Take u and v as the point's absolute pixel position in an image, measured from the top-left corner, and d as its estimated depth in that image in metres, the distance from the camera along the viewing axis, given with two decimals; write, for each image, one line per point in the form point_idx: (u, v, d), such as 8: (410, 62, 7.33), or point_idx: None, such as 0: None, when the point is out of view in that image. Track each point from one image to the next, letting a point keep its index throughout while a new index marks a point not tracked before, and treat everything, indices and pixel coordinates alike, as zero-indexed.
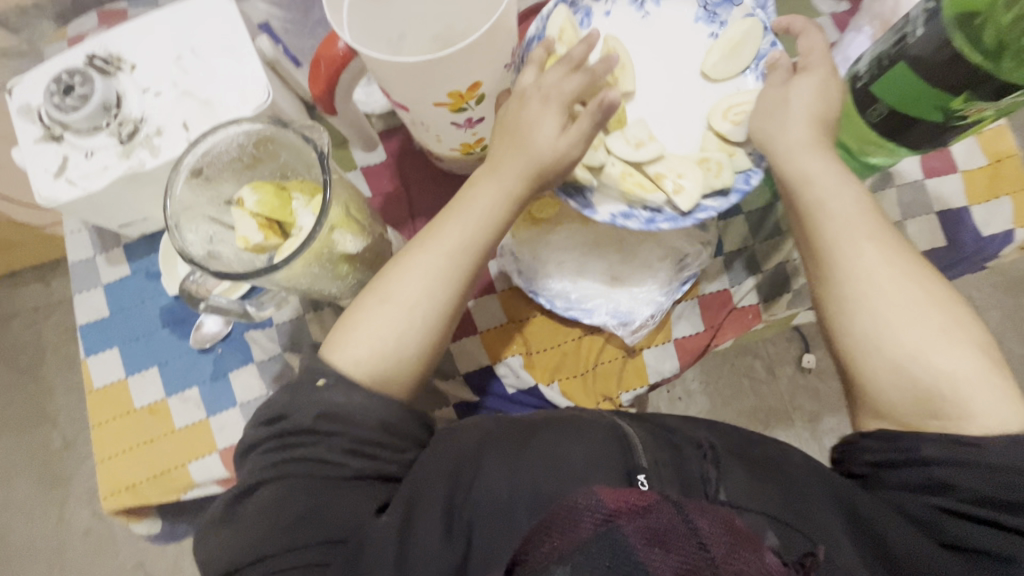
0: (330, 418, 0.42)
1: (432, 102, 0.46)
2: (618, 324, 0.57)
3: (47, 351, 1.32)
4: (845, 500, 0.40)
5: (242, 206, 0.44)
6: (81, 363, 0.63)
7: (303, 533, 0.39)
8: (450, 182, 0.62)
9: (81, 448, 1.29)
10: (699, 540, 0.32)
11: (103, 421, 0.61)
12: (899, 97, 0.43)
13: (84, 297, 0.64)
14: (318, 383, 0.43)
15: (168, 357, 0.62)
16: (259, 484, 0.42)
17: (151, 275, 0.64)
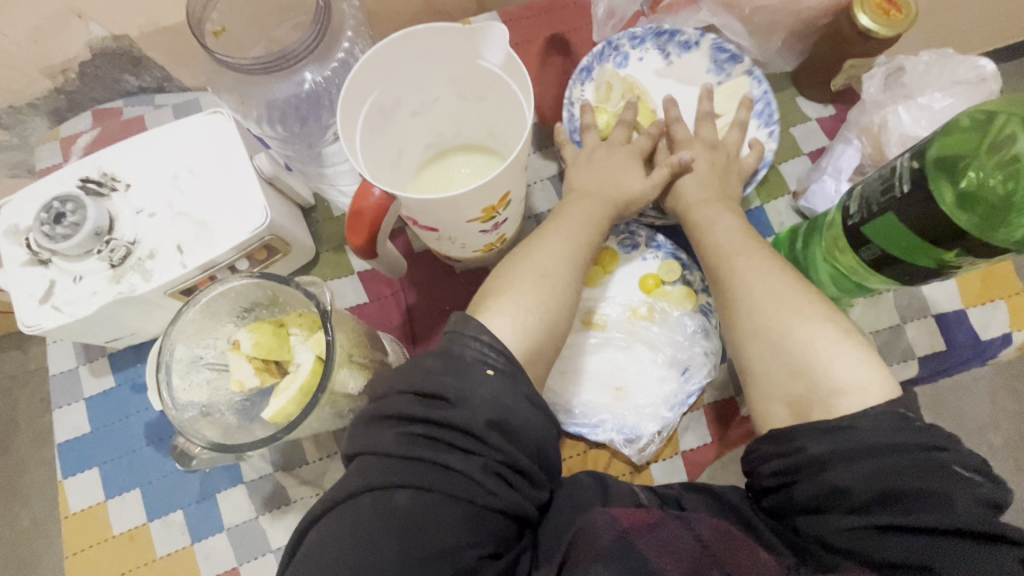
0: (501, 424, 0.37)
1: (463, 219, 0.45)
2: (625, 439, 0.55)
3: (20, 426, 1.20)
4: (789, 524, 0.39)
5: (240, 350, 0.42)
6: (57, 485, 0.59)
7: (406, 550, 0.34)
8: (448, 288, 0.62)
9: (49, 530, 1.15)
10: (699, 539, 0.37)
11: (78, 550, 0.57)
12: (891, 243, 0.41)
13: (63, 413, 0.61)
14: (489, 373, 0.39)
15: (152, 476, 0.59)
16: (368, 487, 0.36)
17: (138, 386, 0.61)
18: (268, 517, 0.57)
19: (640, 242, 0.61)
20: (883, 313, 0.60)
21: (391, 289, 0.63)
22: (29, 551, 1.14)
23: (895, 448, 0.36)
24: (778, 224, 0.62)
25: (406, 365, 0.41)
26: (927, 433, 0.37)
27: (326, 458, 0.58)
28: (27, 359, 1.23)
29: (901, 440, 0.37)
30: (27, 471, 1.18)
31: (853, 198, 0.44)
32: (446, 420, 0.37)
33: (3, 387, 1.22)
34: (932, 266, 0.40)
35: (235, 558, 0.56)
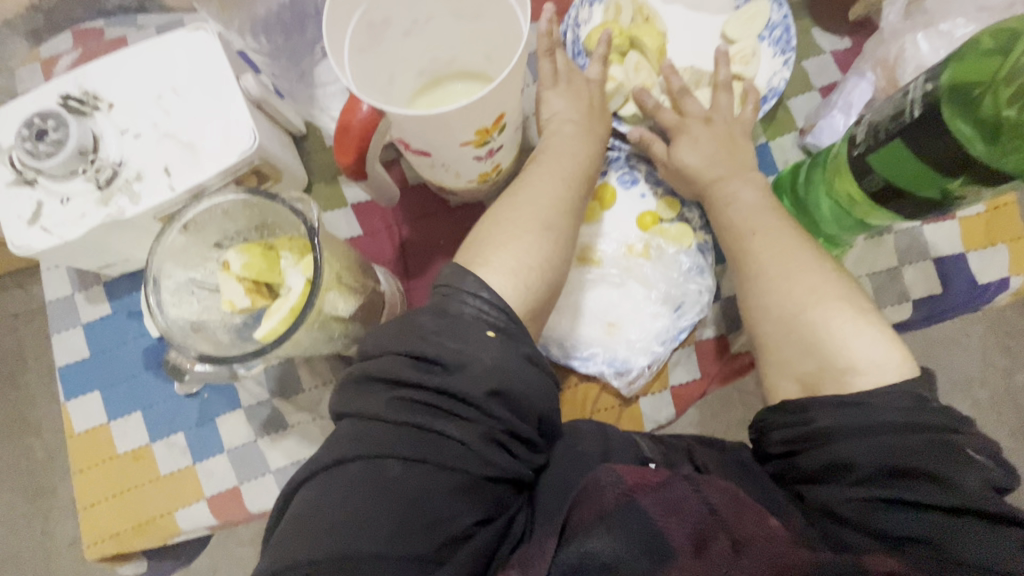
0: (503, 385, 0.38)
1: (457, 142, 0.44)
2: (617, 372, 0.56)
3: (29, 360, 1.22)
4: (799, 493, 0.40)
5: (231, 273, 0.42)
6: (60, 406, 0.61)
7: (399, 518, 0.34)
8: (443, 221, 0.62)
9: (65, 459, 1.20)
10: (707, 504, 0.36)
11: (85, 467, 0.59)
12: (893, 173, 0.40)
13: (63, 339, 0.62)
14: (489, 334, 0.39)
15: (152, 400, 0.60)
16: (360, 454, 0.36)
17: (134, 314, 0.62)
18: (266, 440, 0.59)
19: (639, 178, 0.60)
20: (882, 256, 0.59)
21: (385, 222, 0.62)
22: (42, 478, 1.19)
23: (907, 427, 0.37)
24: (782, 162, 0.61)
25: (395, 328, 0.40)
26: (941, 415, 0.37)
27: (322, 385, 0.59)
28: (30, 297, 1.24)
29: (920, 421, 0.37)
30: (38, 404, 1.21)
31: (859, 128, 0.43)
32: (445, 387, 0.37)
33: (7, 324, 1.24)
34: (937, 196, 0.39)
35: (236, 477, 0.59)
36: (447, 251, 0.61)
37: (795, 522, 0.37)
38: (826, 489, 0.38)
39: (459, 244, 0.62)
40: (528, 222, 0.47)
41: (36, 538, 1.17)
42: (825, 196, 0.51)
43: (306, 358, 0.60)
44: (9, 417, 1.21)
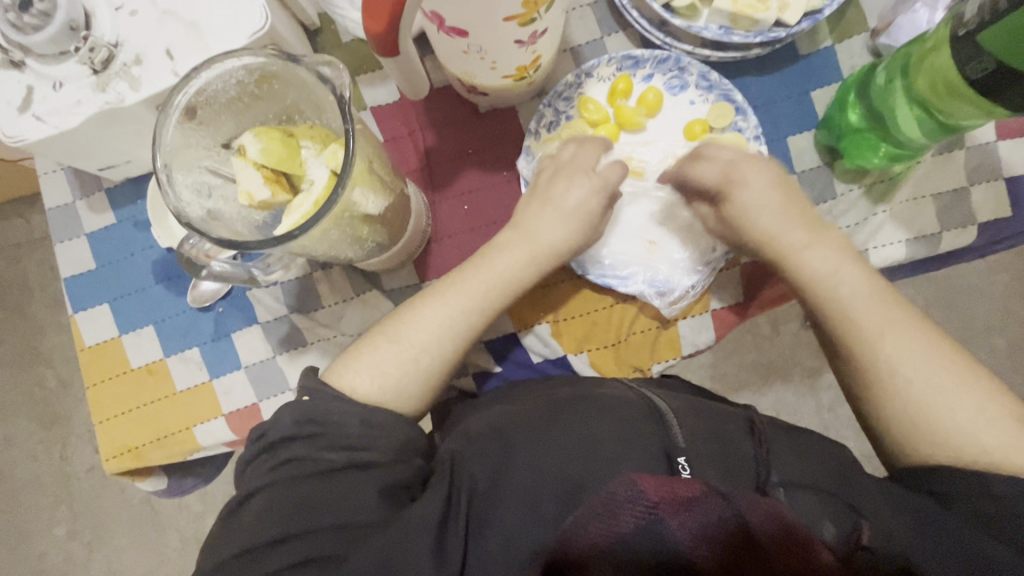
0: (312, 421, 0.41)
1: (500, 16, 0.38)
2: (659, 291, 0.53)
3: (35, 290, 1.20)
4: (845, 496, 0.39)
5: (247, 158, 0.38)
6: (68, 319, 0.58)
7: (300, 522, 0.37)
8: (471, 127, 0.57)
9: (78, 388, 1.19)
10: (744, 530, 0.35)
11: (99, 381, 0.57)
12: (1009, 49, 0.37)
13: (66, 249, 0.58)
14: (304, 398, 0.43)
15: (165, 314, 0.57)
16: (251, 493, 0.39)
17: (140, 223, 0.58)
18: (286, 357, 0.57)
19: (689, 82, 0.55)
20: (950, 175, 0.54)
21: (407, 128, 0.57)
22: (55, 407, 1.19)
23: None
24: (847, 69, 0.55)
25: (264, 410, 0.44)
26: None
27: (343, 302, 0.56)
28: (32, 226, 1.21)
29: None
30: (46, 334, 1.19)
31: (973, 4, 0.40)
32: (324, 433, 0.40)
33: (11, 254, 1.21)
34: None
35: (255, 394, 0.57)
36: (475, 161, 0.57)
37: (869, 531, 0.37)
38: (875, 493, 0.39)
39: (488, 154, 0.57)
40: (407, 313, 0.47)
41: (53, 464, 1.18)
42: (904, 99, 0.46)
43: (326, 273, 0.56)
44: (18, 346, 1.19)
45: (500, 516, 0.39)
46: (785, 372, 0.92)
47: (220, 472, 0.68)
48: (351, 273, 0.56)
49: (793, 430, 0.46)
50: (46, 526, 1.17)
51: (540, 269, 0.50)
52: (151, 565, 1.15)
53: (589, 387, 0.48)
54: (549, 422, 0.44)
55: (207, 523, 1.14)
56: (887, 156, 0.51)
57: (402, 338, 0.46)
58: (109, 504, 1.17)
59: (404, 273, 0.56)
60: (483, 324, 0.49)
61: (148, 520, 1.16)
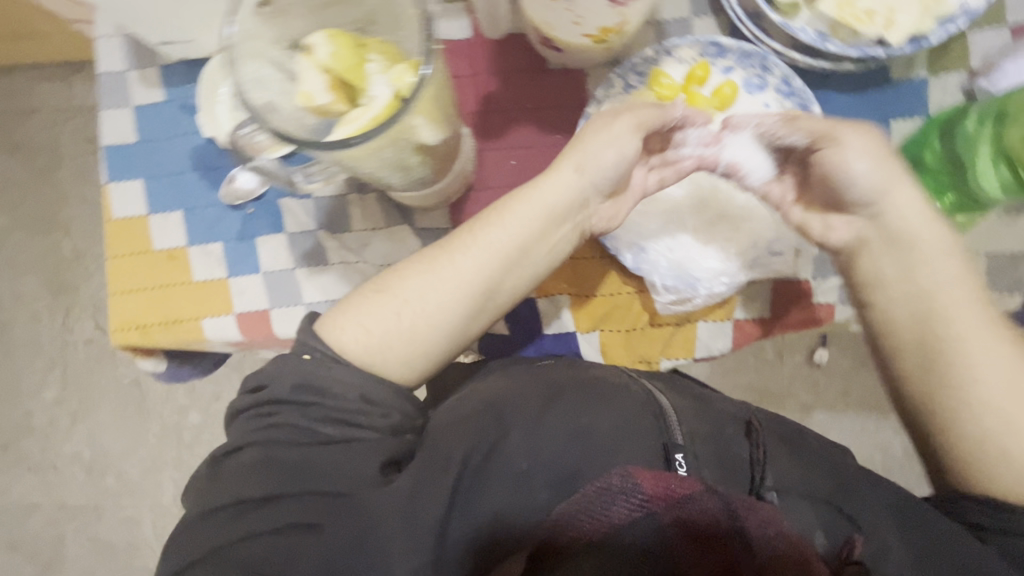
0: (308, 389, 0.42)
1: None
2: (761, 181, 0.49)
3: (65, 157, 1.20)
4: (841, 505, 0.42)
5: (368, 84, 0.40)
6: (101, 187, 0.58)
7: (294, 485, 0.40)
8: (536, 83, 0.55)
9: (88, 262, 1.21)
10: (742, 536, 0.37)
11: (120, 254, 0.58)
12: None
13: (110, 119, 0.58)
14: (304, 356, 0.44)
15: (196, 203, 0.57)
16: (243, 447, 0.42)
17: (187, 108, 0.57)
18: (304, 273, 0.57)
19: (769, 83, 0.53)
20: (1008, 238, 0.53)
21: (471, 69, 0.55)
22: (66, 276, 1.21)
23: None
24: (936, 106, 0.53)
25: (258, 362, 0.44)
26: None
27: (372, 230, 0.56)
28: (72, 94, 1.20)
29: None
30: (69, 204, 1.20)
31: None
32: (319, 402, 0.42)
33: (47, 117, 1.21)
34: None
35: (268, 301, 0.57)
36: (532, 117, 0.55)
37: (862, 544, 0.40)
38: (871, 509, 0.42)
39: (547, 113, 0.55)
40: (450, 238, 0.47)
41: (54, 331, 1.21)
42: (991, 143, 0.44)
43: (361, 198, 0.56)
44: (40, 209, 1.21)
45: (486, 497, 0.42)
46: (778, 400, 0.92)
47: (218, 369, 0.69)
48: (385, 203, 0.56)
49: (794, 430, 0.48)
50: (38, 386, 1.21)
51: (583, 182, 0.45)
52: (128, 446, 1.19)
53: (581, 369, 0.48)
54: (541, 411, 0.44)
55: (188, 418, 1.17)
56: (952, 204, 0.49)
57: (389, 289, 0.46)
58: (100, 378, 1.20)
59: (437, 216, 0.56)
60: (460, 253, 0.46)
61: (134, 403, 1.19)
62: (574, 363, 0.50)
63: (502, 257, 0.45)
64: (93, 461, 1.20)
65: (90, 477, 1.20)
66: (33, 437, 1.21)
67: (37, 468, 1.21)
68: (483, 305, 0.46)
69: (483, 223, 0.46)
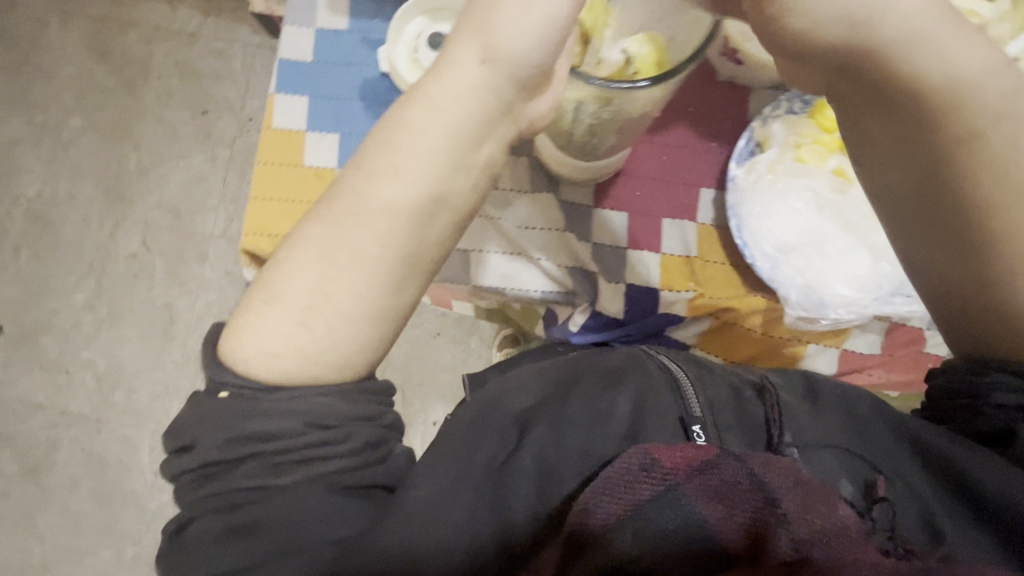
0: (238, 440, 0.37)
1: None
2: None
3: (153, 74, 1.24)
4: (865, 455, 0.40)
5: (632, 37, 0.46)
6: (266, 96, 0.60)
7: (263, 545, 0.36)
8: (704, 89, 0.58)
9: (151, 178, 1.23)
10: (764, 492, 0.35)
11: (270, 162, 0.60)
12: None
13: (291, 35, 0.60)
14: (223, 395, 0.38)
15: (355, 131, 0.59)
16: (194, 517, 0.37)
17: (368, 41, 0.60)
18: None
19: None
20: None
21: None
22: (132, 188, 1.23)
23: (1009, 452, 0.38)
24: None
25: (178, 414, 0.40)
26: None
27: (516, 191, 0.58)
28: (174, 19, 1.25)
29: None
30: (145, 119, 1.23)
31: None
32: (260, 450, 0.37)
33: (144, 34, 1.24)
34: None
35: None
36: (692, 119, 0.58)
37: (884, 488, 0.38)
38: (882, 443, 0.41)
39: (704, 119, 0.58)
40: (378, 161, 0.39)
41: (104, 236, 1.21)
42: None
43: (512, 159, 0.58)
44: (116, 117, 1.23)
45: (519, 491, 0.41)
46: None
47: None
48: (534, 169, 0.58)
49: (843, 394, 0.44)
50: (71, 288, 1.21)
51: (486, 76, 0.38)
52: (145, 365, 1.18)
53: (601, 358, 0.49)
54: (564, 398, 0.45)
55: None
56: None
57: (357, 252, 0.38)
58: (135, 292, 1.20)
59: (582, 191, 0.58)
60: (409, 198, 0.38)
61: (162, 324, 1.19)
62: (612, 375, 0.47)
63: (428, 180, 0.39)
64: (106, 373, 1.19)
65: (99, 388, 1.18)
66: (53, 335, 1.20)
67: (49, 368, 1.19)
68: (410, 269, 0.40)
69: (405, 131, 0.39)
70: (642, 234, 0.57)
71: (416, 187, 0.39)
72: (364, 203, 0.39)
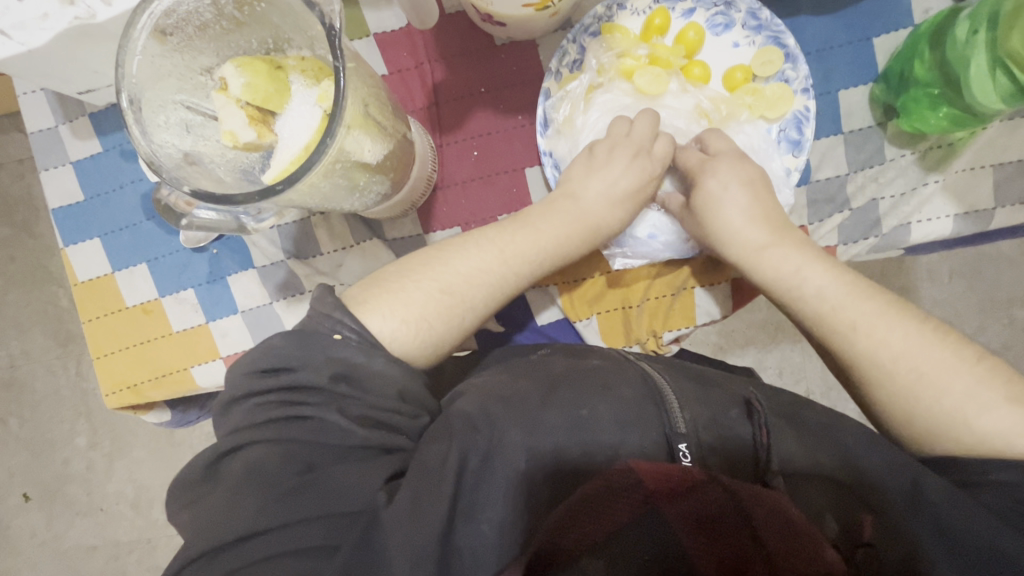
0: (344, 377, 0.38)
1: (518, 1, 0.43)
2: None
3: None
4: (854, 481, 0.37)
5: (319, 89, 0.34)
6: (60, 252, 0.56)
7: (301, 506, 0.35)
8: (485, 64, 0.51)
9: None
10: (748, 519, 0.33)
11: (94, 317, 0.56)
12: (953, 70, 0.42)
13: (53, 178, 0.55)
14: (334, 337, 0.38)
15: (158, 253, 0.55)
16: (252, 440, 0.37)
17: (127, 154, 0.54)
18: (282, 304, 0.55)
19: (735, 20, 0.49)
20: (1013, 145, 0.49)
21: (415, 61, 0.52)
22: (28, 342, 1.06)
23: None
24: (920, 12, 0.48)
25: (274, 338, 0.39)
26: None
27: (342, 249, 0.53)
28: None
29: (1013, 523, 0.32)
30: None
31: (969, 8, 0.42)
32: (353, 397, 0.38)
33: None
34: (959, 104, 0.44)
35: (252, 339, 0.55)
36: (488, 101, 0.52)
37: (870, 528, 0.35)
38: (887, 478, 0.36)
39: (500, 95, 0.52)
40: (447, 263, 0.44)
41: None
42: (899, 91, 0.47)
43: (325, 218, 0.53)
44: None
45: (491, 500, 0.38)
46: (795, 333, 0.85)
47: None
48: (351, 220, 0.53)
49: (825, 424, 0.41)
50: None
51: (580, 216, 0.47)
52: None
53: (584, 360, 0.46)
54: (546, 400, 0.41)
55: None
56: (948, 119, 0.45)
57: (453, 290, 0.43)
58: None
59: (407, 223, 0.53)
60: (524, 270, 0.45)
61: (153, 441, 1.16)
62: (576, 350, 0.49)
63: (530, 258, 0.45)
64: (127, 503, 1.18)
65: None
66: (27, 514, 1.09)
67: None
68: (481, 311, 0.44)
69: (522, 229, 0.46)
70: None
71: (511, 251, 0.45)
72: (455, 294, 0.43)
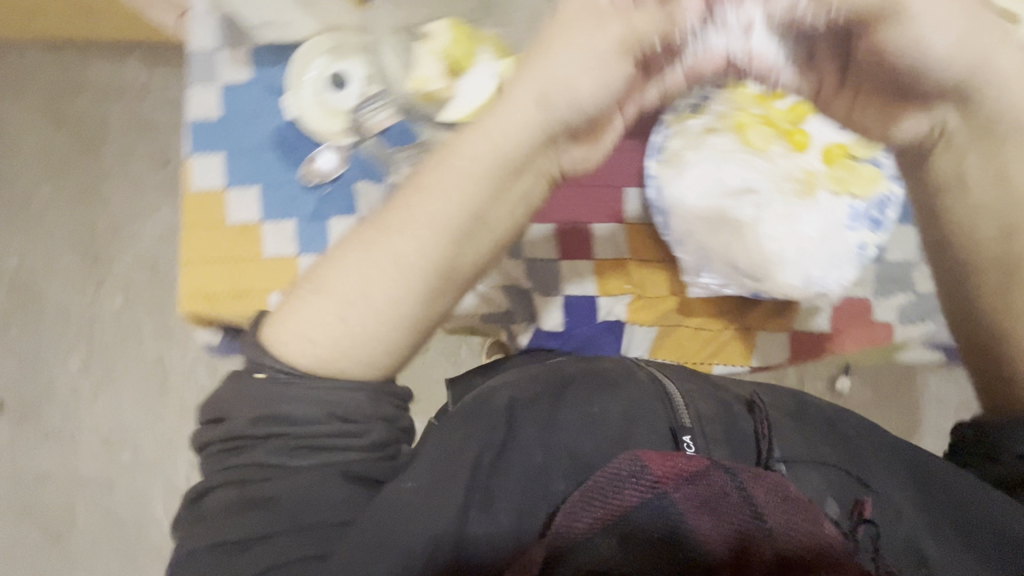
0: (271, 418, 0.34)
1: None
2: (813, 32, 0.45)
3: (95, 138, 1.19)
4: (853, 472, 0.42)
5: None
6: (181, 160, 0.60)
7: (278, 521, 0.33)
8: None
9: None
10: (754, 506, 0.36)
11: (193, 226, 0.59)
12: None
13: (195, 93, 0.59)
14: (258, 375, 0.36)
15: (273, 181, 0.59)
16: (215, 484, 0.35)
17: (272, 90, 0.60)
18: None
19: None
20: None
21: None
22: (39, 255, 1.01)
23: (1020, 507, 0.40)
24: None
25: (215, 388, 0.37)
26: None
27: None
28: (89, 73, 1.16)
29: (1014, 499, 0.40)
30: None
31: None
32: (285, 431, 0.34)
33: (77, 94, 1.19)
34: None
35: None
36: None
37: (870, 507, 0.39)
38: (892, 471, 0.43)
39: None
40: (397, 206, 0.37)
41: None
42: None
43: None
44: None
45: (509, 488, 0.39)
46: None
47: None
48: None
49: (829, 418, 0.46)
50: None
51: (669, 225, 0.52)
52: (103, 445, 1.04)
53: (592, 364, 0.48)
54: (554, 405, 0.42)
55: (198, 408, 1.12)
56: None
57: (379, 250, 0.36)
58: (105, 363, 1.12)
59: None
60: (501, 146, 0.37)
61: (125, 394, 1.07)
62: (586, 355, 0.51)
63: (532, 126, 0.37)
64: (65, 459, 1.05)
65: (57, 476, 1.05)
66: None
67: None
68: (432, 287, 0.37)
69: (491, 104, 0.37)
70: (574, 245, 0.57)
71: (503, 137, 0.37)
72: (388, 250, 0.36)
